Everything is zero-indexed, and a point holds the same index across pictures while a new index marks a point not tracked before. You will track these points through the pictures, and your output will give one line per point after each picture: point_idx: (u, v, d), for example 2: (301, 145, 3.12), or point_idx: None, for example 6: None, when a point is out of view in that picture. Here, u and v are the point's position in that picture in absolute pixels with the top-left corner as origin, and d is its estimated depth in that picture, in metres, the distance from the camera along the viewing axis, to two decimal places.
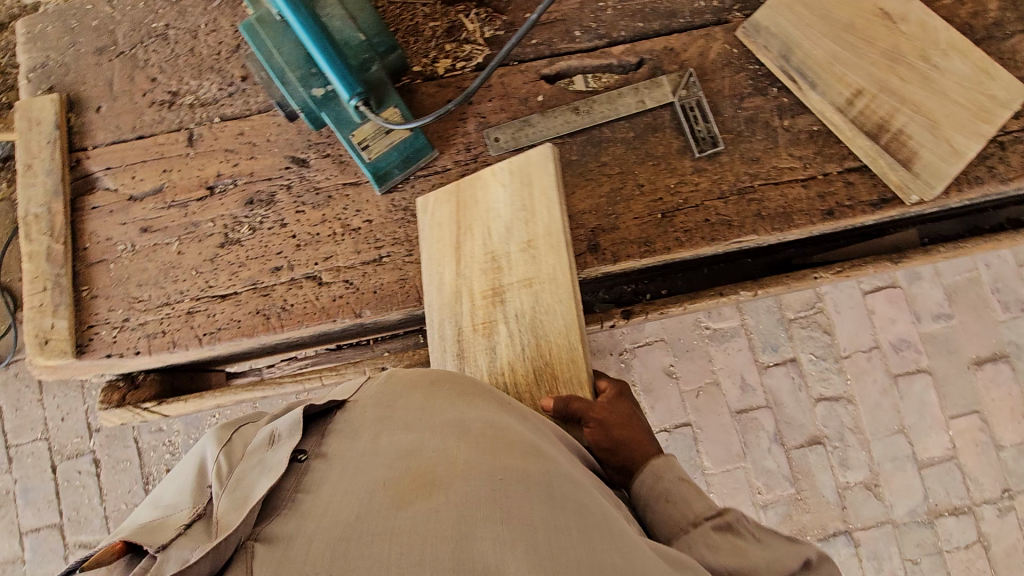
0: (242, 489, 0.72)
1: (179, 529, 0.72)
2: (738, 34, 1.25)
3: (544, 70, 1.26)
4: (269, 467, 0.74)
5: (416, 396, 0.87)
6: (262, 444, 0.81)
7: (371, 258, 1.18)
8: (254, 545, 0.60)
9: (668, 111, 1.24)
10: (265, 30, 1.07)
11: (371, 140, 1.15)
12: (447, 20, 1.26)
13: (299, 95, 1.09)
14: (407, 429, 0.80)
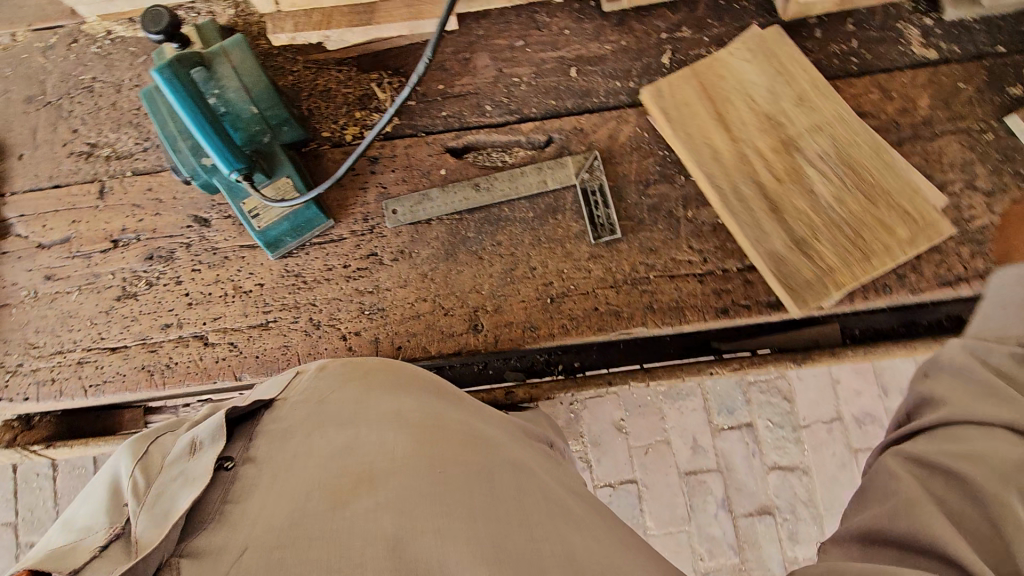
0: (161, 506, 0.69)
1: (94, 552, 0.63)
2: (649, 119, 1.23)
3: (450, 143, 1.26)
4: (191, 477, 0.72)
5: (346, 390, 0.87)
6: (180, 454, 0.76)
7: (258, 322, 1.19)
8: (179, 563, 0.62)
9: (570, 192, 1.22)
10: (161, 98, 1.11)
11: (263, 209, 1.16)
12: (359, 88, 1.27)
13: (189, 162, 1.12)
14: (341, 423, 0.81)
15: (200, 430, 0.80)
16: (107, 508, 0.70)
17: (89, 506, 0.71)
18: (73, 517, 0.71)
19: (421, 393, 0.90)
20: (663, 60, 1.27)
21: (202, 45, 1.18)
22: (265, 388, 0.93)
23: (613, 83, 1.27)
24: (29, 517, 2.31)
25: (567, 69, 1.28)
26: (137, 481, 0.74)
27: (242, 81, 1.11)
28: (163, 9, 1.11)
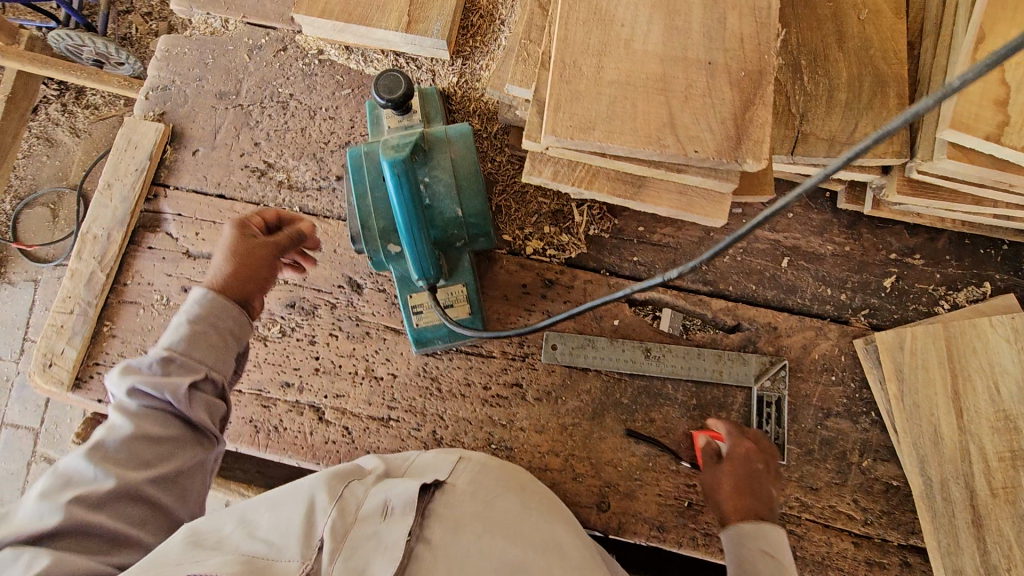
0: (353, 563, 0.62)
1: None
2: (853, 344, 1.11)
3: (632, 292, 1.16)
4: (383, 545, 0.64)
5: (500, 498, 0.80)
6: (371, 513, 0.69)
7: (379, 414, 1.12)
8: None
9: (743, 393, 1.11)
10: (369, 167, 1.02)
11: (426, 307, 1.07)
12: (556, 202, 1.18)
13: (374, 242, 1.03)
14: (507, 525, 0.74)
15: (395, 492, 0.72)
16: (303, 541, 0.66)
17: (282, 528, 0.69)
18: (257, 523, 0.70)
19: (562, 518, 0.84)
20: (884, 283, 1.15)
21: (422, 116, 1.10)
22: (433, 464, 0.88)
23: (823, 288, 1.16)
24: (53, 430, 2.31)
25: (779, 256, 1.17)
26: (334, 525, 0.67)
27: (458, 178, 1.03)
28: (400, 76, 1.03)
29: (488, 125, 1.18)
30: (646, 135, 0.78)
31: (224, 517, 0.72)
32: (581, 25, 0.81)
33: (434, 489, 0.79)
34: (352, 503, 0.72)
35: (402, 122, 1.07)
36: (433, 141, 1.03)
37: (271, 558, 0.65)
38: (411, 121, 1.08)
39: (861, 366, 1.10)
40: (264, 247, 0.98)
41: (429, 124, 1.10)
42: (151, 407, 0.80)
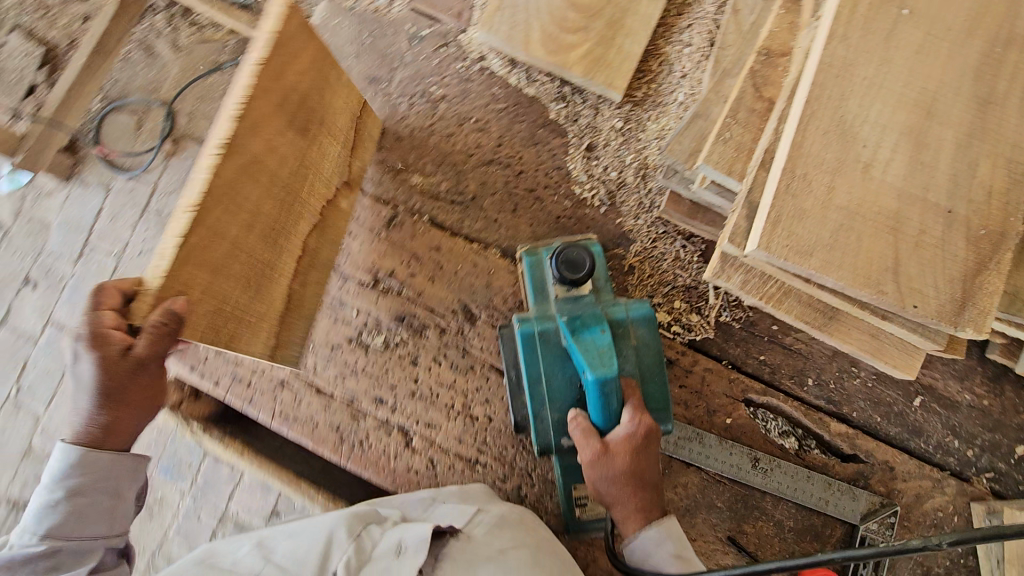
0: None
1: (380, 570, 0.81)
2: (972, 508, 1.05)
3: (751, 392, 1.10)
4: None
5: (517, 547, 0.86)
6: (387, 552, 0.83)
7: (467, 455, 1.07)
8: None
9: (843, 528, 1.06)
10: (543, 352, 0.94)
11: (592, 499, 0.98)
12: (693, 277, 1.12)
13: (545, 435, 0.94)
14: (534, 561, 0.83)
15: (409, 533, 0.85)
16: (316, 570, 0.81)
17: (294, 556, 0.83)
18: (275, 551, 0.86)
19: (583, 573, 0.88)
20: (1016, 449, 1.08)
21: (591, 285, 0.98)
22: (446, 513, 0.94)
23: (949, 438, 1.09)
24: None
25: (911, 393, 1.10)
26: (351, 559, 0.83)
27: (638, 367, 0.92)
28: (580, 249, 0.93)
29: (644, 181, 1.12)
30: (865, 274, 0.72)
31: (240, 543, 0.91)
32: (819, 136, 0.74)
33: (448, 539, 0.88)
34: (367, 544, 0.85)
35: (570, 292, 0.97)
36: (613, 326, 0.93)
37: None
38: (580, 292, 0.97)
39: (976, 533, 1.04)
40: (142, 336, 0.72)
41: (598, 294, 0.98)
42: (74, 485, 0.80)
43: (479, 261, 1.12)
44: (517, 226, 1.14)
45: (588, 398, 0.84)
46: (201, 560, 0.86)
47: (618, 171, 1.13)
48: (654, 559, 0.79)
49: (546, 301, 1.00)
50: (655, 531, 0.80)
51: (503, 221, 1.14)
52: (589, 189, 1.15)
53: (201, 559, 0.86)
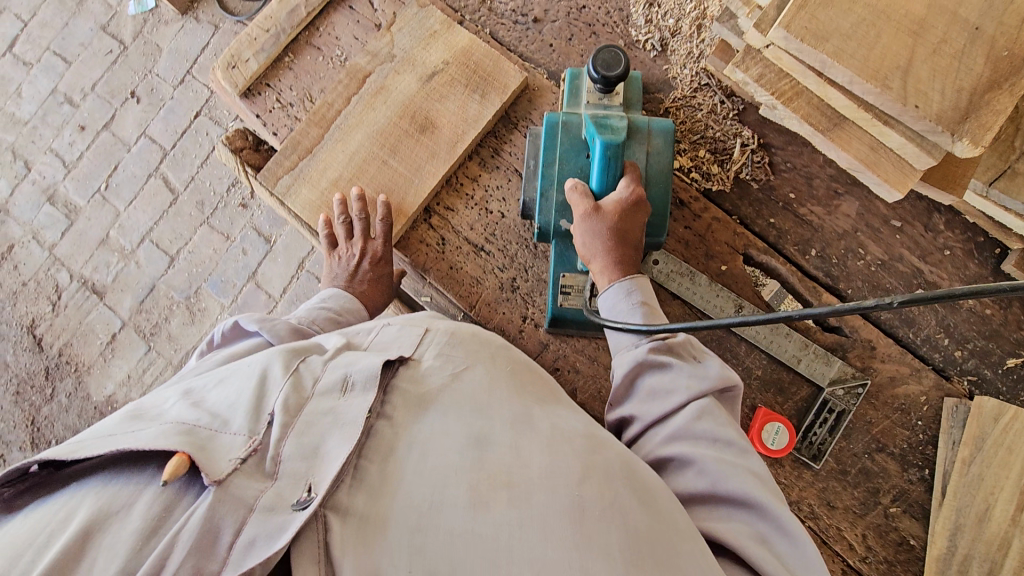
0: (311, 430, 0.72)
1: (235, 461, 0.66)
2: (944, 401, 1.05)
3: (753, 249, 1.14)
4: (341, 420, 0.73)
5: (467, 372, 0.87)
6: (333, 389, 0.77)
7: (474, 241, 1.17)
8: (326, 517, 0.65)
9: (809, 390, 1.09)
10: (563, 138, 1.01)
11: (575, 291, 1.06)
12: (723, 130, 1.16)
13: (547, 214, 1.02)
14: (474, 412, 0.80)
15: (355, 368, 0.79)
16: (251, 414, 0.73)
17: (229, 404, 0.75)
18: (204, 402, 0.76)
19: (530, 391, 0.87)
20: (1006, 360, 1.07)
21: (623, 100, 1.07)
22: (395, 336, 0.95)
23: (940, 335, 1.09)
24: (180, 156, 2.58)
25: (913, 285, 1.11)
26: (286, 396, 0.75)
27: (646, 170, 0.99)
28: (617, 53, 1.00)
29: (697, 31, 1.17)
30: (875, 66, 0.75)
31: (167, 395, 0.79)
32: None
33: (398, 367, 0.86)
34: (305, 381, 0.79)
35: (601, 101, 1.05)
36: (634, 130, 1.00)
37: (215, 429, 0.69)
38: (611, 101, 1.05)
39: (941, 423, 1.05)
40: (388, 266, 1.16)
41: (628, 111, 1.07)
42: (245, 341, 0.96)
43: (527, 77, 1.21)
44: (569, 54, 1.23)
45: (594, 166, 0.92)
46: (129, 412, 0.74)
47: (675, 19, 1.19)
48: (625, 304, 0.88)
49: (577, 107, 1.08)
50: (628, 281, 0.89)
51: (558, 47, 1.24)
52: (644, 32, 1.21)
53: (126, 412, 0.74)
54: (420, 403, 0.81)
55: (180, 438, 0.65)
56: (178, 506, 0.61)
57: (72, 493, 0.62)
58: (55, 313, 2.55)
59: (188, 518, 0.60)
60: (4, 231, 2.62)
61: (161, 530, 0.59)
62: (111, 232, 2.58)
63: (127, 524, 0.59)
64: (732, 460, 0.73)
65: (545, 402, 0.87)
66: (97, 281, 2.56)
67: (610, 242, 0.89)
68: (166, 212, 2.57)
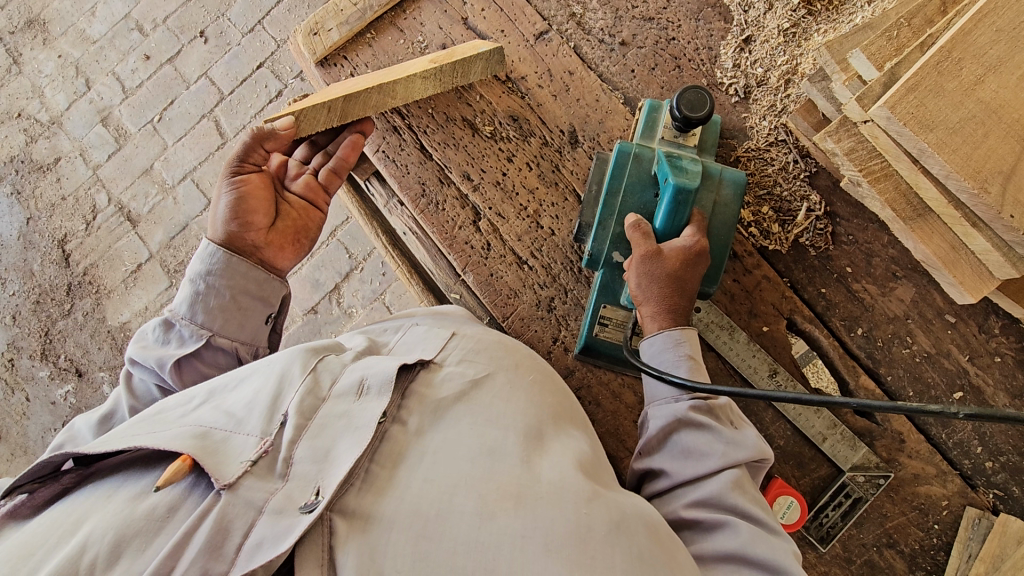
0: (326, 437, 0.72)
1: (245, 465, 0.68)
2: (965, 510, 1.03)
3: (799, 316, 1.11)
4: (356, 425, 0.72)
5: (491, 374, 0.83)
6: (349, 393, 0.76)
7: (518, 253, 1.16)
8: (330, 520, 0.65)
9: (828, 469, 1.07)
10: (631, 170, 0.99)
11: (614, 324, 1.06)
12: (791, 191, 1.13)
13: (601, 242, 1.01)
14: (491, 421, 0.77)
15: (372, 371, 0.78)
16: (267, 415, 0.74)
17: (247, 403, 0.77)
18: (223, 403, 0.78)
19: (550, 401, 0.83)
20: None
21: (698, 142, 1.05)
22: (422, 335, 0.92)
23: (974, 442, 1.05)
24: (236, 102, 2.61)
25: (955, 384, 1.07)
26: (303, 401, 0.75)
27: (712, 223, 0.98)
28: (704, 96, 0.97)
29: (784, 85, 1.14)
30: (976, 166, 0.72)
31: (193, 393, 0.82)
32: (992, 31, 0.74)
33: (418, 371, 0.83)
34: (324, 382, 0.79)
35: (676, 140, 1.04)
36: (705, 178, 0.97)
37: (229, 433, 0.72)
38: (684, 142, 1.04)
39: (958, 532, 1.03)
40: (257, 180, 1.05)
41: (700, 154, 1.06)
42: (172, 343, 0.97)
43: (603, 99, 1.19)
44: (649, 83, 1.20)
45: (659, 206, 0.93)
46: (153, 412, 0.78)
47: (764, 69, 1.16)
48: (670, 355, 0.88)
49: (650, 140, 1.06)
50: (676, 332, 0.89)
51: (639, 74, 1.20)
52: (730, 76, 1.18)
53: (149, 415, 0.77)
54: (442, 413, 0.78)
55: (190, 441, 0.68)
56: (183, 506, 0.65)
57: (93, 492, 0.69)
58: (87, 232, 2.59)
59: (197, 520, 0.63)
60: (54, 143, 2.66)
61: (167, 529, 0.64)
62: (155, 163, 2.61)
63: (132, 521, 0.64)
64: (761, 534, 0.71)
65: (562, 418, 0.84)
66: (134, 209, 2.59)
67: (661, 287, 0.89)
68: (212, 155, 2.58)
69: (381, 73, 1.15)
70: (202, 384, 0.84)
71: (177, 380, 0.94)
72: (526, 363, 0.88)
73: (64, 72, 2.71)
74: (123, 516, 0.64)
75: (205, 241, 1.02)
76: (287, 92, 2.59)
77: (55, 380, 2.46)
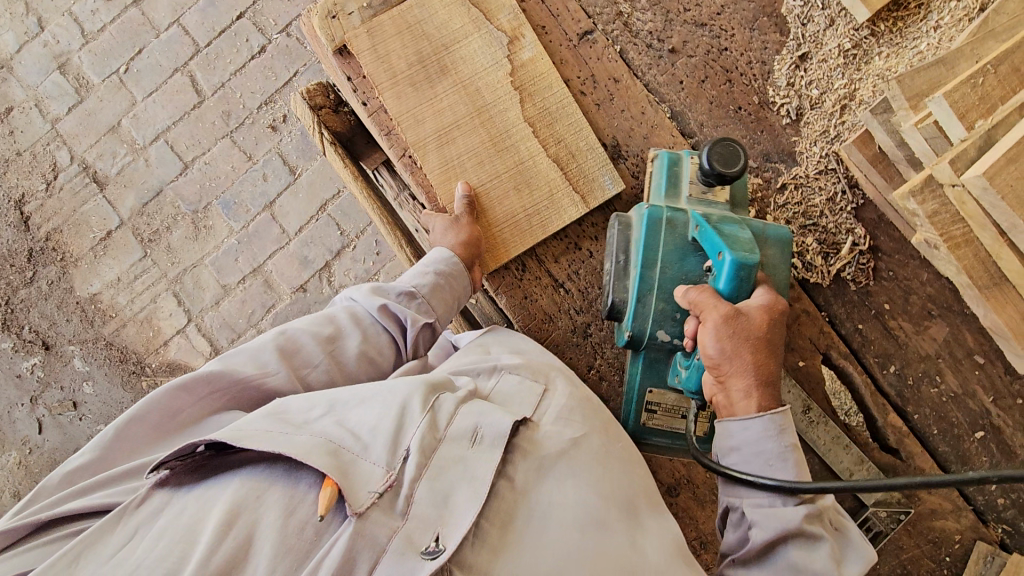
0: (445, 484, 0.67)
1: (373, 496, 0.63)
2: (976, 545, 1.07)
3: (835, 351, 1.10)
4: (472, 477, 0.68)
5: (587, 436, 0.80)
6: (463, 438, 0.71)
7: (555, 275, 1.10)
8: (450, 573, 0.62)
9: (851, 503, 1.09)
10: (667, 240, 0.94)
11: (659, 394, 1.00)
12: (837, 223, 1.09)
13: (641, 322, 0.94)
14: (593, 486, 0.74)
15: (487, 420, 0.73)
16: (390, 445, 0.68)
17: (370, 424, 0.70)
18: (346, 417, 0.72)
19: (641, 478, 0.81)
20: None
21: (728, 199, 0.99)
22: (515, 386, 0.85)
23: (989, 479, 1.09)
24: (213, 56, 2.37)
25: (977, 424, 1.09)
26: (424, 438, 0.69)
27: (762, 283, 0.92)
28: (735, 149, 0.91)
29: (840, 110, 1.08)
30: None
31: (313, 399, 0.74)
32: None
33: (520, 429, 0.78)
34: (441, 418, 0.73)
35: (705, 198, 0.98)
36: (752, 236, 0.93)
37: (357, 457, 0.66)
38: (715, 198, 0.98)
39: (968, 565, 1.07)
40: None
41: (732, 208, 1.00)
42: None
43: (649, 113, 1.11)
44: (698, 97, 1.12)
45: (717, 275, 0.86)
46: (273, 409, 0.72)
47: (820, 91, 1.09)
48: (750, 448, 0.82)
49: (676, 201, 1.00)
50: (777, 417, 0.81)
51: (687, 86, 1.12)
52: (783, 96, 1.11)
53: (271, 410, 0.71)
54: (545, 470, 0.74)
55: (325, 463, 0.63)
56: (328, 531, 0.62)
57: (230, 481, 0.63)
58: (48, 193, 2.37)
59: (329, 547, 0.60)
60: (5, 91, 2.39)
61: (303, 554, 0.60)
62: (123, 120, 2.38)
63: (278, 538, 0.60)
64: None
65: (652, 494, 0.82)
66: (100, 170, 2.38)
67: (738, 359, 0.81)
68: (187, 114, 2.37)
69: (413, 35, 1.08)
70: (326, 388, 0.77)
71: (362, 340, 0.90)
72: (613, 428, 0.85)
73: (13, 8, 2.41)
74: (277, 530, 0.60)
75: (440, 250, 1.00)
76: (270, 48, 2.37)
77: (19, 353, 2.29)
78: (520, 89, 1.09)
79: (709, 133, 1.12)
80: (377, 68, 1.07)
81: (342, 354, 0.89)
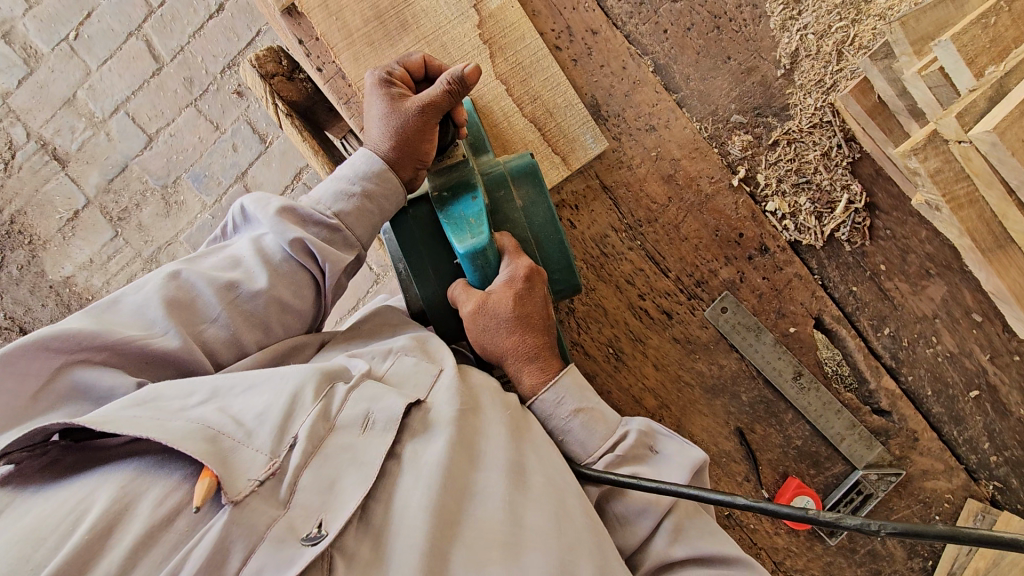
0: (329, 471, 0.69)
1: (251, 483, 0.64)
2: (967, 502, 1.06)
3: (827, 316, 1.06)
4: (359, 462, 0.70)
5: (476, 409, 0.79)
6: (352, 425, 0.73)
7: None
8: (332, 557, 0.64)
9: (842, 466, 1.07)
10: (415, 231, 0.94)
11: None
12: (832, 180, 1.03)
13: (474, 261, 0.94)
14: (471, 455, 0.75)
15: (379, 405, 0.75)
16: (276, 433, 0.69)
17: (256, 412, 0.71)
18: (229, 405, 0.72)
19: (533, 438, 0.80)
20: None
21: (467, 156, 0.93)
22: (412, 367, 0.83)
23: (982, 438, 1.07)
24: (168, 17, 2.21)
25: (973, 383, 1.06)
26: (307, 428, 0.70)
27: (532, 230, 0.91)
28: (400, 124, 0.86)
29: (837, 57, 1.00)
30: None
31: (194, 383, 0.73)
32: None
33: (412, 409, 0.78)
34: (333, 405, 0.74)
35: (442, 168, 0.91)
36: (495, 188, 0.91)
37: (237, 444, 0.67)
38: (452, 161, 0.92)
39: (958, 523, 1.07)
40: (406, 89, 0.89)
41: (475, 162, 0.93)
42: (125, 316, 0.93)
43: (631, 67, 1.03)
44: (683, 47, 1.03)
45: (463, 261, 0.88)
46: (146, 394, 0.71)
47: (816, 35, 1.00)
48: (555, 416, 0.84)
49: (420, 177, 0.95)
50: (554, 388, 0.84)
51: (672, 36, 1.03)
52: (775, 42, 1.02)
53: (140, 398, 0.70)
54: (426, 440, 0.75)
55: (200, 451, 0.63)
56: (201, 521, 0.62)
57: (94, 477, 0.65)
58: (8, 173, 2.26)
59: (194, 537, 0.61)
60: None
61: (165, 538, 0.61)
62: (79, 92, 2.24)
63: (135, 528, 0.60)
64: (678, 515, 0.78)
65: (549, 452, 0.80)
66: (60, 146, 2.25)
67: (517, 334, 0.85)
68: (146, 83, 2.23)
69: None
70: (206, 374, 0.76)
71: (272, 280, 0.84)
72: (502, 399, 0.83)
73: None
74: (138, 518, 0.61)
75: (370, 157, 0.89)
76: (229, 6, 2.20)
77: None
78: (489, 44, 1.00)
79: (696, 87, 1.04)
80: (330, 27, 0.99)
81: (244, 298, 0.83)
